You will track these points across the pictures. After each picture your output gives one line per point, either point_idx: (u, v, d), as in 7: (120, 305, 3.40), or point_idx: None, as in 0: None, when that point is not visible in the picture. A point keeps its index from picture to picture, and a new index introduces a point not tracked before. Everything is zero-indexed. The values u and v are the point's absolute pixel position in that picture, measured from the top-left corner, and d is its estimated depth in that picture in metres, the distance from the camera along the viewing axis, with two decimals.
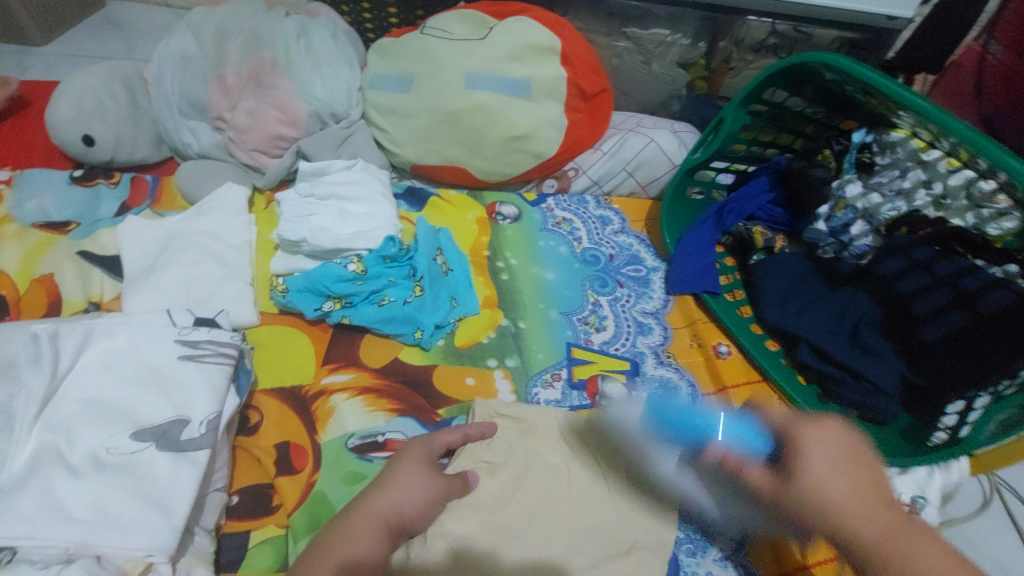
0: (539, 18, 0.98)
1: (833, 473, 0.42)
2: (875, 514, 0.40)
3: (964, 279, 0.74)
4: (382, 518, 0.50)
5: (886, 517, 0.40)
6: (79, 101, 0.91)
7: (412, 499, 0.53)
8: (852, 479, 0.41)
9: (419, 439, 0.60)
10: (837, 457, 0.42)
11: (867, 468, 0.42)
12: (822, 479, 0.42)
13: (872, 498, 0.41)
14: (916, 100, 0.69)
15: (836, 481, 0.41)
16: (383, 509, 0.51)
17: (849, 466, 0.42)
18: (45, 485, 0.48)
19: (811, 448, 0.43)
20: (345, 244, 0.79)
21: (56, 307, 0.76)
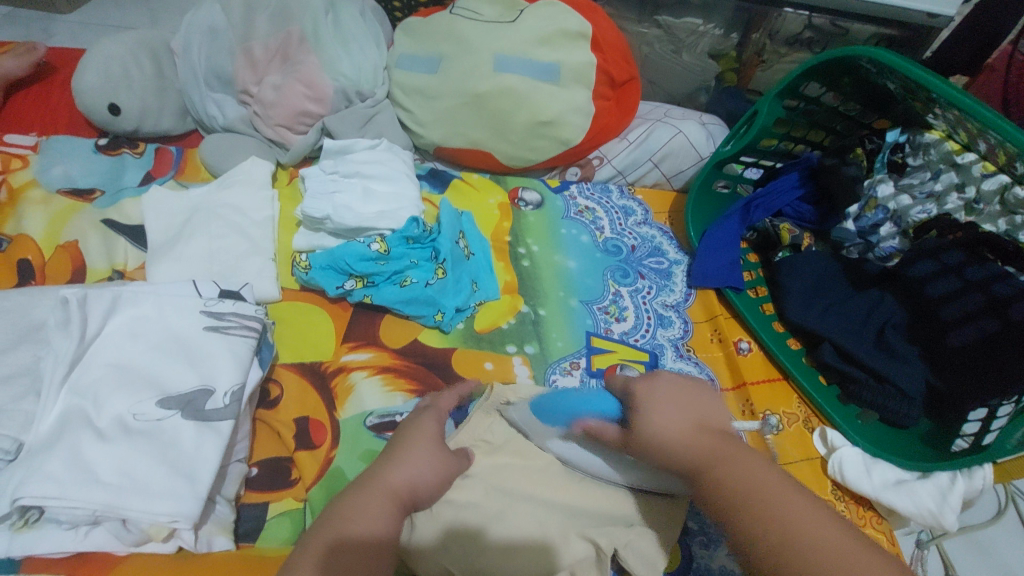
0: (571, 2, 0.96)
1: (666, 407, 0.52)
2: (698, 439, 0.48)
3: (995, 285, 0.73)
4: (395, 493, 0.49)
5: (709, 436, 0.48)
6: (106, 68, 0.90)
7: (423, 475, 0.52)
8: (680, 413, 0.51)
9: (428, 412, 0.60)
10: (670, 399, 0.53)
11: (698, 407, 0.52)
12: (656, 415, 0.51)
13: (694, 423, 0.50)
14: (961, 97, 0.67)
15: (668, 414, 0.51)
16: (398, 484, 0.50)
17: (681, 402, 0.53)
18: (73, 447, 0.48)
19: (649, 393, 0.54)
20: (369, 223, 0.78)
21: (81, 274, 0.77)
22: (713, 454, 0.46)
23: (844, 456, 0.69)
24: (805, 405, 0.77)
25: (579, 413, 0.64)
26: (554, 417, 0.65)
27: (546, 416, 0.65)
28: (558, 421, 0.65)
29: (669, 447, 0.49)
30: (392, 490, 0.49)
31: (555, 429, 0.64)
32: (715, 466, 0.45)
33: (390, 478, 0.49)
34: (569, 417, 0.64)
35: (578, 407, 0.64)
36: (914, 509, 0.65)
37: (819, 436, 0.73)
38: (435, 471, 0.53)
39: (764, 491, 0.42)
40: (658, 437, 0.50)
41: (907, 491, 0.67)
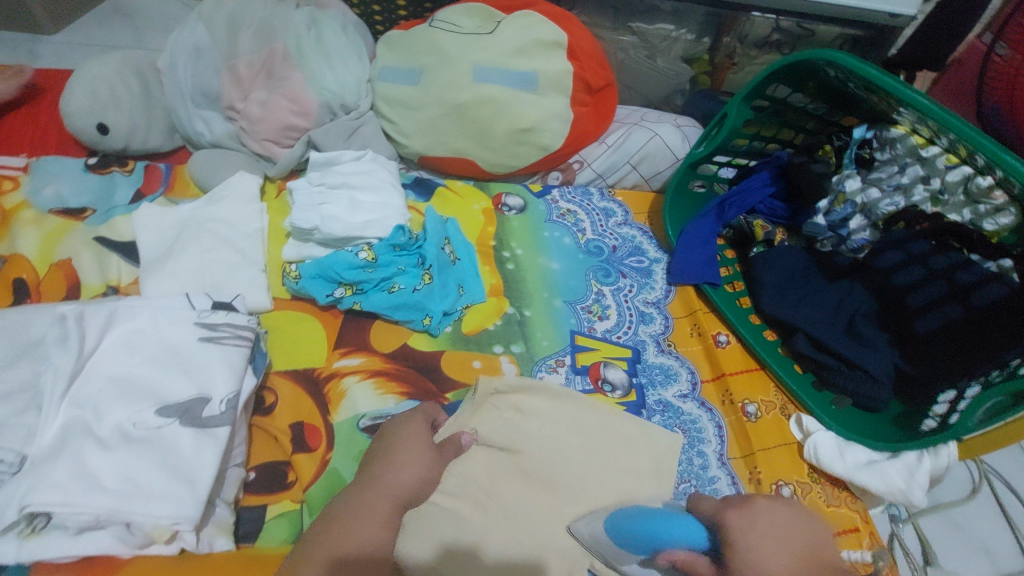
0: (546, 13, 1.00)
1: (772, 544, 0.52)
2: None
3: (958, 273, 0.76)
4: (396, 494, 0.53)
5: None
6: (94, 89, 0.92)
7: (421, 473, 0.56)
8: (784, 547, 0.52)
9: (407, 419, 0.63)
10: (770, 527, 0.54)
11: (806, 540, 0.53)
12: (762, 550, 0.52)
13: (800, 557, 0.51)
14: (918, 98, 0.71)
15: (770, 552, 0.52)
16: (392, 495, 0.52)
17: (787, 536, 0.53)
18: (77, 456, 0.50)
19: (747, 524, 0.54)
20: (357, 232, 0.81)
21: (75, 291, 0.78)
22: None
23: (818, 440, 0.73)
24: (782, 392, 0.80)
25: (664, 543, 0.57)
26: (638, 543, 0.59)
27: (620, 539, 0.60)
28: (644, 549, 0.58)
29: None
30: (389, 491, 0.52)
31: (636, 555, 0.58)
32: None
33: (390, 480, 0.53)
34: (653, 547, 0.57)
35: (668, 538, 0.57)
36: (885, 487, 0.69)
37: (795, 421, 0.77)
38: (429, 467, 0.57)
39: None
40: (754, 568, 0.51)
41: (877, 471, 0.70)
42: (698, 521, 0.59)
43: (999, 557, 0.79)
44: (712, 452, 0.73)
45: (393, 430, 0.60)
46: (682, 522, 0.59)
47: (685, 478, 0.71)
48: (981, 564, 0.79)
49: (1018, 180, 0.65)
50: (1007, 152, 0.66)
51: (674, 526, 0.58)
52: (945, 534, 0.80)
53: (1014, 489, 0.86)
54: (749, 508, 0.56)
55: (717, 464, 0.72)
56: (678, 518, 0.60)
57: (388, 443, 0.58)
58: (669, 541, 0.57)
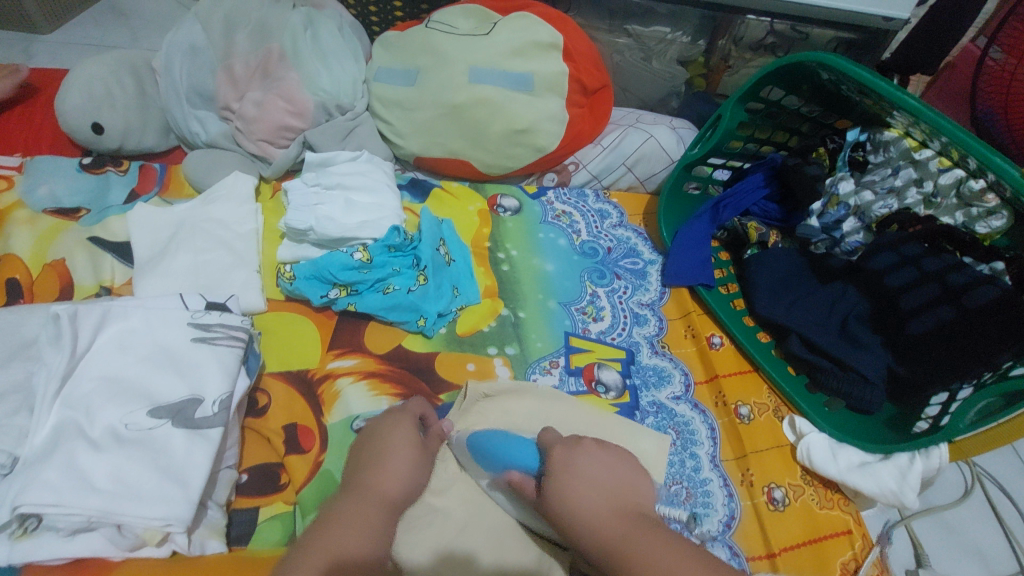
0: (542, 14, 1.00)
1: (585, 486, 0.51)
2: (615, 521, 0.49)
3: (951, 275, 0.77)
4: (387, 500, 0.53)
5: (639, 527, 0.48)
6: (89, 89, 0.92)
7: (409, 478, 0.56)
8: (603, 493, 0.51)
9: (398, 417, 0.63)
10: (582, 472, 0.53)
11: (614, 486, 0.52)
12: (579, 494, 0.51)
13: (613, 508, 0.50)
14: (911, 101, 0.71)
15: (586, 494, 0.51)
16: (387, 494, 0.53)
17: (604, 486, 0.52)
18: (69, 457, 0.50)
19: (567, 464, 0.54)
20: (351, 233, 0.81)
21: (68, 291, 0.78)
22: (623, 540, 0.47)
23: (812, 443, 0.73)
24: (776, 394, 0.81)
25: (502, 462, 0.61)
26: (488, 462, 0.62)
27: (479, 459, 0.63)
28: (492, 468, 0.62)
29: (589, 534, 0.49)
30: (380, 497, 0.53)
31: (486, 473, 0.63)
32: (634, 549, 0.46)
33: (381, 483, 0.54)
34: (497, 466, 0.61)
35: (506, 458, 0.61)
36: (877, 489, 0.69)
37: (788, 423, 0.77)
38: (416, 472, 0.57)
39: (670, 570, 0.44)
40: (580, 514, 0.50)
41: (870, 473, 0.71)
42: (534, 443, 0.61)
43: (990, 558, 0.80)
44: (705, 454, 0.73)
45: (384, 432, 0.59)
46: (520, 442, 0.62)
47: (677, 479, 0.71)
48: (972, 566, 0.79)
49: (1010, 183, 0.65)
50: (999, 155, 0.66)
51: (514, 442, 0.62)
52: (937, 536, 0.81)
53: (1005, 491, 0.86)
54: (575, 446, 0.56)
55: (710, 466, 0.72)
56: (513, 438, 0.63)
57: (378, 446, 0.58)
58: (506, 459, 0.61)
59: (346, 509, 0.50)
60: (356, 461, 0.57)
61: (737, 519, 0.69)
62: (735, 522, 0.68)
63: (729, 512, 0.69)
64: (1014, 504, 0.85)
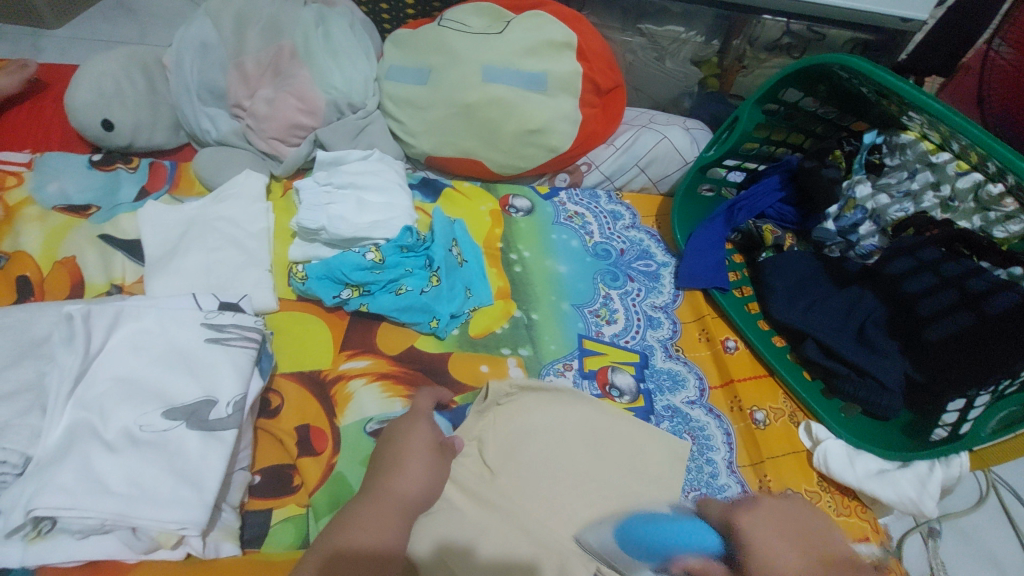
0: (556, 13, 0.99)
1: (766, 532, 0.51)
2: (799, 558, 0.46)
3: (970, 280, 0.76)
4: (404, 502, 0.53)
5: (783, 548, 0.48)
6: (100, 85, 0.91)
7: (426, 483, 0.56)
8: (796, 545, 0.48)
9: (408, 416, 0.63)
10: (769, 518, 0.53)
11: (800, 525, 0.52)
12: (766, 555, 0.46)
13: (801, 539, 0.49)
14: (934, 104, 0.69)
15: (763, 533, 0.51)
16: (402, 496, 0.53)
17: (782, 521, 0.52)
18: (83, 459, 0.50)
19: (748, 522, 0.53)
20: (364, 233, 0.80)
21: (79, 289, 0.78)
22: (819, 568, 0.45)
23: (829, 450, 0.72)
24: (791, 399, 0.80)
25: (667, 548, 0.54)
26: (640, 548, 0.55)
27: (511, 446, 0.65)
28: (652, 557, 0.53)
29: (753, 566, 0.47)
30: (400, 500, 0.53)
31: (635, 557, 0.54)
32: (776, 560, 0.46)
33: (399, 488, 0.54)
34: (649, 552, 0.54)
35: (670, 544, 0.53)
36: (896, 497, 0.68)
37: (804, 429, 0.76)
38: (436, 474, 0.57)
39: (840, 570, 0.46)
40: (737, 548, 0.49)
41: (889, 480, 0.70)
42: (709, 524, 0.54)
43: (1005, 566, 0.79)
44: (722, 460, 0.72)
45: (400, 436, 0.60)
46: (682, 527, 0.56)
47: (694, 486, 0.70)
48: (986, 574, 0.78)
49: None
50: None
51: (675, 531, 0.56)
52: (952, 542, 0.80)
53: (1020, 497, 0.85)
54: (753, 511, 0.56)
55: (727, 472, 0.71)
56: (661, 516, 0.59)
57: (396, 448, 0.58)
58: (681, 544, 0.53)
59: (361, 511, 0.51)
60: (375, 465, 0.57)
61: None
62: None
63: None
64: None
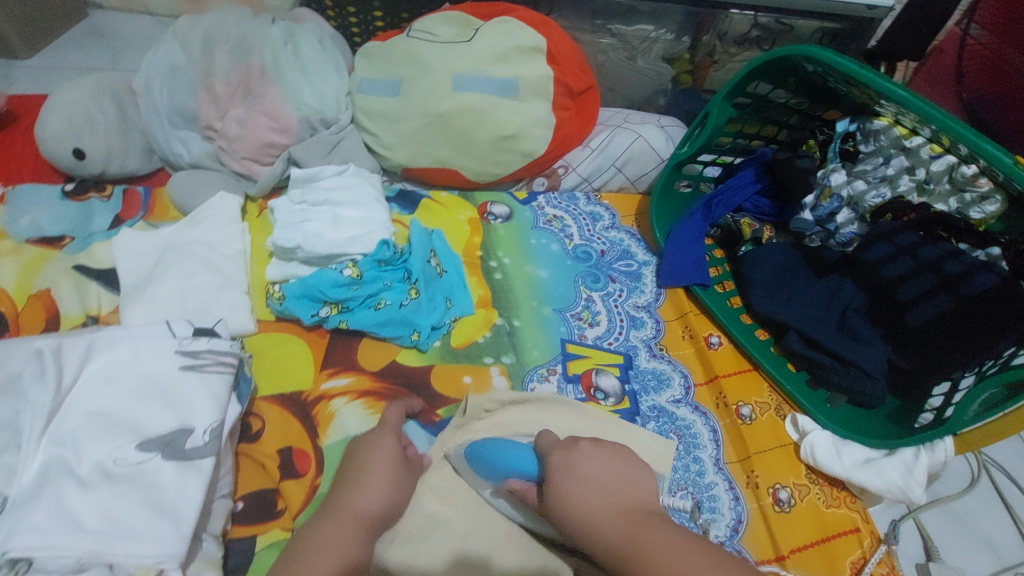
0: (524, 18, 0.99)
1: (580, 488, 0.51)
2: (613, 517, 0.48)
3: (948, 263, 0.76)
4: (365, 522, 0.53)
5: (630, 521, 0.47)
6: (68, 113, 0.91)
7: (390, 497, 0.56)
8: (595, 490, 0.51)
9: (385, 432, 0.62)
10: (587, 473, 0.53)
11: (619, 488, 0.51)
12: (575, 494, 0.51)
13: (618, 508, 0.49)
14: (898, 91, 0.70)
15: (583, 488, 0.51)
16: (364, 515, 0.53)
17: (602, 476, 0.52)
18: (56, 497, 0.49)
19: (566, 466, 0.54)
20: (340, 249, 0.80)
21: (54, 322, 0.77)
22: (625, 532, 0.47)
23: (815, 442, 0.72)
24: (776, 392, 0.80)
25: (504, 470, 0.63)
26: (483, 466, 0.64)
27: (476, 465, 0.64)
28: (493, 474, 0.63)
29: (582, 526, 0.49)
30: (359, 517, 0.53)
31: (486, 482, 0.64)
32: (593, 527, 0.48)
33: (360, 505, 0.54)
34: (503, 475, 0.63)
35: (506, 467, 0.62)
36: (882, 486, 0.68)
37: (791, 422, 0.76)
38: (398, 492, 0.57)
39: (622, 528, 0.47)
40: (573, 511, 0.50)
41: (875, 468, 0.70)
42: (530, 450, 0.63)
43: (1000, 548, 0.79)
44: (708, 458, 0.72)
45: (365, 449, 0.59)
46: (519, 449, 0.64)
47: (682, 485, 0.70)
48: (982, 557, 0.78)
49: (1003, 171, 0.64)
50: (990, 143, 0.65)
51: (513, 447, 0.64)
52: (947, 527, 0.79)
53: (1012, 477, 0.85)
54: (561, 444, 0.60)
55: (713, 470, 0.71)
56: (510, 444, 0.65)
57: (359, 462, 0.58)
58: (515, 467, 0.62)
59: (322, 532, 0.50)
60: (338, 481, 0.57)
61: (743, 522, 0.68)
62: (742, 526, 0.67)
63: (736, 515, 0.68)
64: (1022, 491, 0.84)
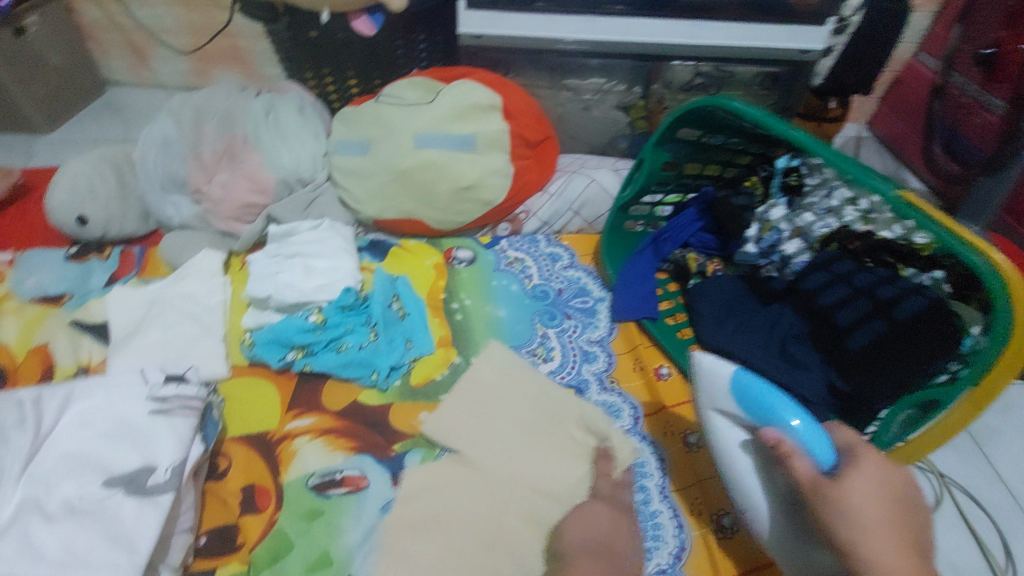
0: (482, 80, 1.08)
1: (865, 485, 0.53)
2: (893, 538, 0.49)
3: (880, 289, 0.79)
4: None
5: (889, 530, 0.50)
6: (73, 184, 1.01)
7: None
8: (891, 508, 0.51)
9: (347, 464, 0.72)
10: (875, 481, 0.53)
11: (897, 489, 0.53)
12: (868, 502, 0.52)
13: (889, 510, 0.52)
14: (796, 134, 0.73)
15: (869, 503, 0.52)
16: None
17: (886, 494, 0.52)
18: (24, 532, 0.55)
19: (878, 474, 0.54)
20: (308, 297, 0.87)
21: (49, 373, 0.84)
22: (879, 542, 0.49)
23: None
24: None
25: (779, 425, 0.61)
26: (751, 405, 0.64)
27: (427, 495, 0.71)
28: (758, 417, 0.63)
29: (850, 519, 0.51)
30: None
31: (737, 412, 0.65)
32: (859, 532, 0.50)
33: None
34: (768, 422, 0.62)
35: (782, 421, 0.61)
36: None
37: None
38: None
39: (880, 538, 0.49)
40: (844, 505, 0.52)
41: None
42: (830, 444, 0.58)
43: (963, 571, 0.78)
44: (654, 487, 0.74)
45: None
46: (807, 422, 0.60)
47: None
48: None
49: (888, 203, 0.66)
50: (876, 177, 0.67)
51: (804, 421, 0.60)
52: None
53: (976, 499, 0.85)
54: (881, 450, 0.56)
55: (659, 498, 0.73)
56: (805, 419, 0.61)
57: None
58: (804, 445, 0.59)
59: None
60: None
61: (687, 549, 0.69)
62: (684, 553, 0.69)
63: (678, 543, 0.69)
64: (987, 512, 0.84)
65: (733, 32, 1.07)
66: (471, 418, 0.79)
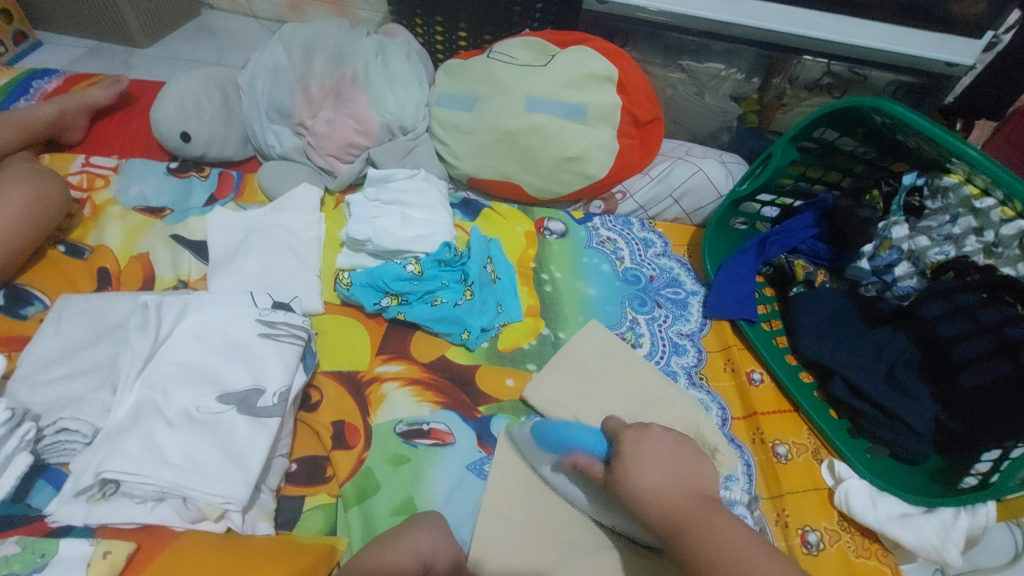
0: (599, 48, 1.03)
1: (647, 466, 0.57)
2: (674, 499, 0.54)
3: (1008, 328, 0.73)
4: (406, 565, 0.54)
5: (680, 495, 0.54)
6: (181, 100, 1.01)
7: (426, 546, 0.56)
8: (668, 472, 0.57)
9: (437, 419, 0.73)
10: (654, 455, 0.58)
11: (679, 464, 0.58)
12: (642, 469, 0.57)
13: (683, 486, 0.56)
14: (969, 151, 0.71)
15: (655, 469, 0.57)
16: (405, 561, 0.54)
17: (668, 458, 0.58)
18: (148, 432, 0.56)
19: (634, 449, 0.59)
20: (405, 246, 0.86)
21: (150, 282, 0.86)
22: (693, 515, 0.52)
23: (851, 489, 0.72)
24: (816, 436, 0.80)
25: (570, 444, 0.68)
26: (548, 443, 0.70)
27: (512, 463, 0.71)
28: (556, 449, 0.69)
29: (654, 504, 0.55)
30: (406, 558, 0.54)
31: (549, 457, 0.70)
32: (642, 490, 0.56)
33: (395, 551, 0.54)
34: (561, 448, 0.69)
35: (572, 442, 0.68)
36: (917, 542, 0.67)
37: (827, 466, 0.76)
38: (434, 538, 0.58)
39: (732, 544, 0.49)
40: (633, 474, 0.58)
41: (911, 524, 0.69)
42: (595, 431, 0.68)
43: None
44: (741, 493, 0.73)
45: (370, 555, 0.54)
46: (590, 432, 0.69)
47: None
48: None
49: None
50: None
51: (585, 431, 0.69)
52: None
53: None
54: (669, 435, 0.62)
55: (745, 504, 0.72)
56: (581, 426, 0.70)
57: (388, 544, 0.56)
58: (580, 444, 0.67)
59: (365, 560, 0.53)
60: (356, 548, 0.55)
61: None
62: None
63: None
64: None
65: (878, 33, 0.99)
66: (575, 389, 0.79)
